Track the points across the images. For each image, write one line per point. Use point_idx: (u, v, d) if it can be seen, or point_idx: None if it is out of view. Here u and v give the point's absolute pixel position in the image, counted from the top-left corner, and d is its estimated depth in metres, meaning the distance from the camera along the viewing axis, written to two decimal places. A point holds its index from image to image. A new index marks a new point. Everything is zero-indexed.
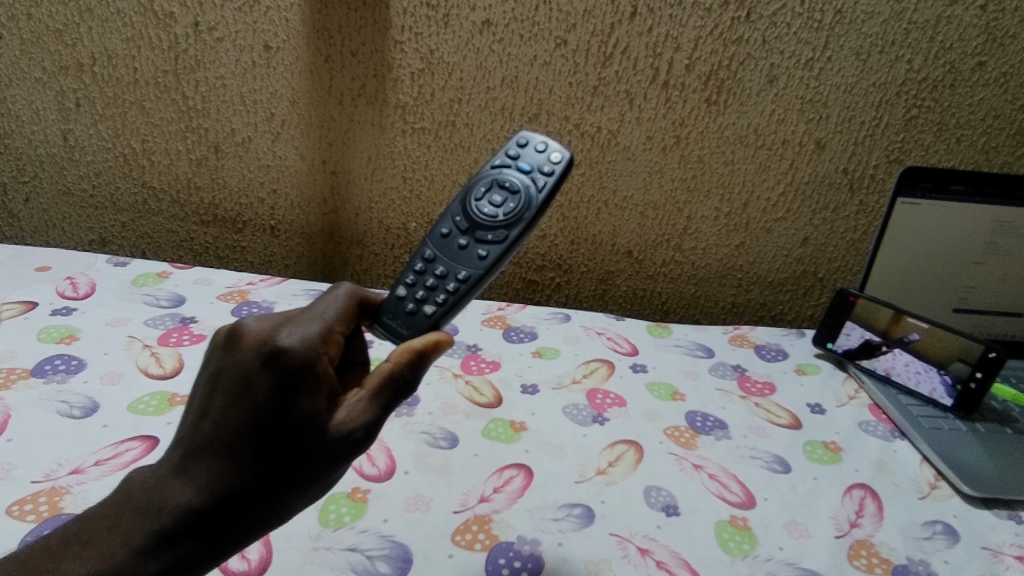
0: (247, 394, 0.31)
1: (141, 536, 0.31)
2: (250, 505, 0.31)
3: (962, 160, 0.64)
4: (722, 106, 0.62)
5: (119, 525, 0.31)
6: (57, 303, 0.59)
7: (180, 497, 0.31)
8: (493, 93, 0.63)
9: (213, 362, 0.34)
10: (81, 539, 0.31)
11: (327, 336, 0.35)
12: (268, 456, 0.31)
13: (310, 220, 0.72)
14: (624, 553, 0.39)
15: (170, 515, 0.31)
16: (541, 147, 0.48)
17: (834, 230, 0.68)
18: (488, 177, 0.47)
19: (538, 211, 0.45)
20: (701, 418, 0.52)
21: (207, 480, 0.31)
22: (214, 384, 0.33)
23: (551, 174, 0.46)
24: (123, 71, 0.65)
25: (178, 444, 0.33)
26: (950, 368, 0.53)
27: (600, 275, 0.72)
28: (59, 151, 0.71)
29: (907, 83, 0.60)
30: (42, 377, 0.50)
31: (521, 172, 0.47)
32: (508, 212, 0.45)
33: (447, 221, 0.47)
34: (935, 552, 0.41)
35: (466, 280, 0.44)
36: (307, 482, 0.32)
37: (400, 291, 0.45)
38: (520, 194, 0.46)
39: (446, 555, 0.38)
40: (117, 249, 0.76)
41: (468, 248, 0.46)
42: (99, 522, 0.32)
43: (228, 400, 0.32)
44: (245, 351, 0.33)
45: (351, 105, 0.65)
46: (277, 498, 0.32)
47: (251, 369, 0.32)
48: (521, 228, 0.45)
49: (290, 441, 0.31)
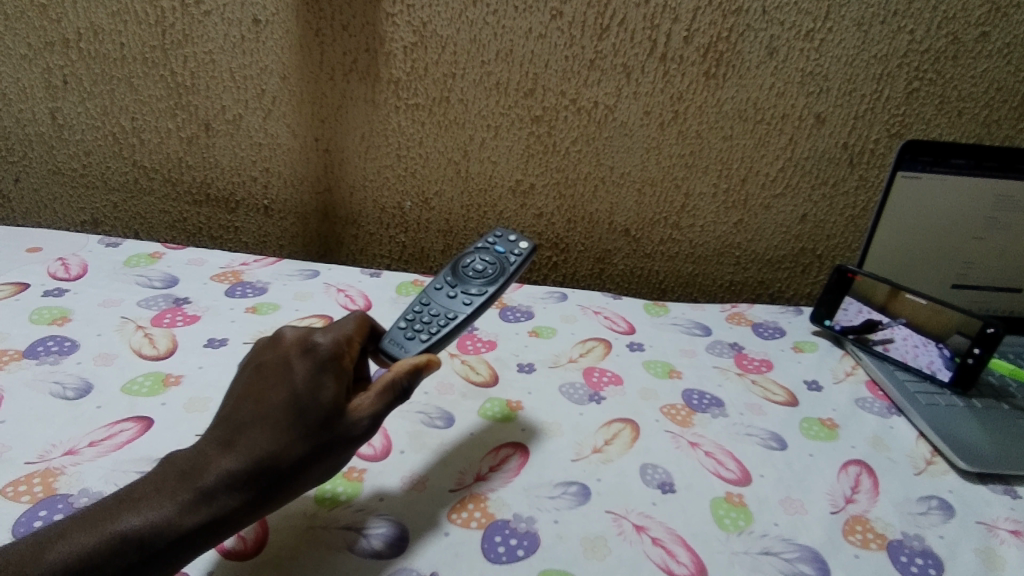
0: (285, 377, 0.36)
1: (186, 492, 0.32)
2: (272, 475, 0.33)
3: (963, 134, 0.63)
4: (720, 79, 0.61)
5: (167, 485, 0.32)
6: (49, 284, 0.59)
7: (223, 461, 0.33)
8: (488, 67, 0.62)
9: (256, 357, 0.39)
10: (132, 496, 0.32)
11: (350, 339, 0.40)
12: (296, 428, 0.34)
13: (304, 199, 0.71)
14: (620, 529, 0.39)
15: (215, 475, 0.32)
16: (515, 236, 0.55)
17: (834, 206, 0.67)
18: (471, 250, 0.54)
19: (514, 273, 0.51)
20: (698, 396, 0.52)
21: (248, 447, 0.33)
22: (256, 370, 0.37)
23: (524, 247, 0.53)
24: (110, 47, 0.64)
25: (219, 423, 0.35)
26: (948, 341, 0.53)
27: (598, 254, 0.72)
28: (47, 130, 0.69)
29: (908, 55, 0.59)
30: (35, 359, 0.49)
31: (500, 247, 0.54)
32: (488, 271, 0.51)
33: (438, 280, 0.52)
34: (930, 527, 0.41)
35: (455, 317, 0.47)
36: (322, 458, 0.34)
37: (397, 325, 0.47)
38: (500, 260, 0.52)
39: (441, 534, 0.38)
40: (109, 230, 0.76)
41: (455, 296, 0.50)
42: (148, 483, 0.32)
43: (269, 383, 0.36)
44: (286, 345, 0.38)
45: (343, 80, 0.64)
46: (294, 470, 0.33)
47: (291, 357, 0.37)
48: (500, 284, 0.51)
49: (321, 417, 0.34)
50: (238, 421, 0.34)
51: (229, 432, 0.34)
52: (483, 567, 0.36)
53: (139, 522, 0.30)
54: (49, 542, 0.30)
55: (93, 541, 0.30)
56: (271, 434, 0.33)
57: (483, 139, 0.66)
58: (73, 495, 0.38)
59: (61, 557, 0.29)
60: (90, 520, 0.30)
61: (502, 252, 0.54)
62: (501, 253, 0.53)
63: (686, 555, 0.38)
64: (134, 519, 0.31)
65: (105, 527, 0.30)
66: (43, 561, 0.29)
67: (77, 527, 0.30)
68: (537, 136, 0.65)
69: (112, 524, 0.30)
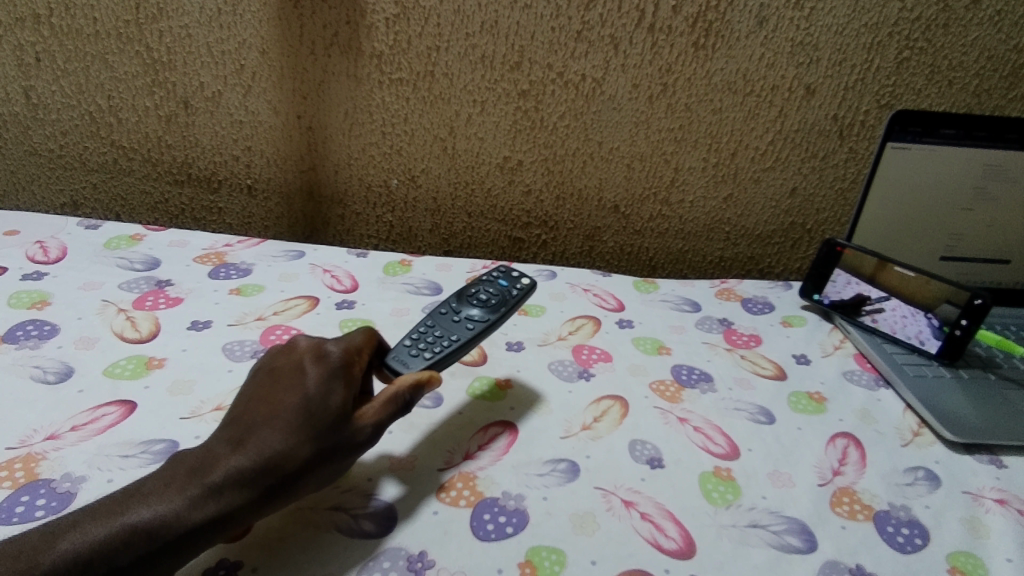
0: (298, 379, 0.37)
1: (195, 487, 0.31)
2: (278, 474, 0.33)
3: (953, 105, 0.62)
4: (710, 50, 0.60)
5: (176, 479, 0.32)
6: (28, 268, 0.58)
7: (231, 459, 0.33)
8: (473, 40, 0.60)
9: (268, 363, 0.39)
10: (141, 491, 0.31)
11: (360, 349, 0.41)
12: (306, 429, 0.34)
13: (288, 178, 0.70)
14: (608, 505, 0.39)
15: (223, 471, 0.32)
16: (519, 271, 0.56)
17: (823, 179, 0.67)
18: (476, 281, 0.54)
19: (516, 305, 0.52)
20: (687, 371, 0.52)
21: (259, 446, 0.33)
22: (269, 375, 0.38)
23: (528, 283, 0.54)
24: (83, 22, 0.62)
25: (229, 424, 0.35)
26: (938, 310, 0.53)
27: (587, 231, 0.71)
28: (21, 109, 0.68)
29: (899, 23, 0.58)
30: (14, 343, 0.48)
31: (505, 280, 0.54)
32: (493, 300, 0.52)
33: (444, 304, 0.51)
34: (916, 498, 0.42)
35: (457, 340, 0.47)
36: (325, 464, 0.35)
37: (402, 344, 0.46)
38: (504, 291, 0.53)
39: (430, 513, 0.38)
40: (89, 212, 0.74)
41: (458, 320, 0.49)
42: (157, 479, 0.32)
43: (282, 386, 0.36)
44: (300, 352, 0.39)
45: (324, 54, 0.62)
46: (300, 472, 0.33)
47: (305, 362, 0.38)
48: (504, 314, 0.51)
49: (330, 422, 0.35)
50: (248, 422, 0.35)
51: (241, 432, 0.34)
52: (470, 544, 0.36)
53: (150, 515, 0.30)
54: (49, 536, 0.29)
55: (94, 532, 0.29)
56: (281, 434, 0.34)
57: (469, 114, 0.65)
58: (55, 480, 0.38)
59: (71, 547, 0.29)
60: (102, 511, 0.30)
61: (507, 285, 0.54)
62: (506, 285, 0.54)
63: (675, 530, 0.38)
64: (144, 513, 0.30)
65: (116, 519, 0.30)
66: (54, 552, 0.28)
67: (89, 518, 0.30)
68: (524, 111, 0.64)
69: (122, 516, 0.30)
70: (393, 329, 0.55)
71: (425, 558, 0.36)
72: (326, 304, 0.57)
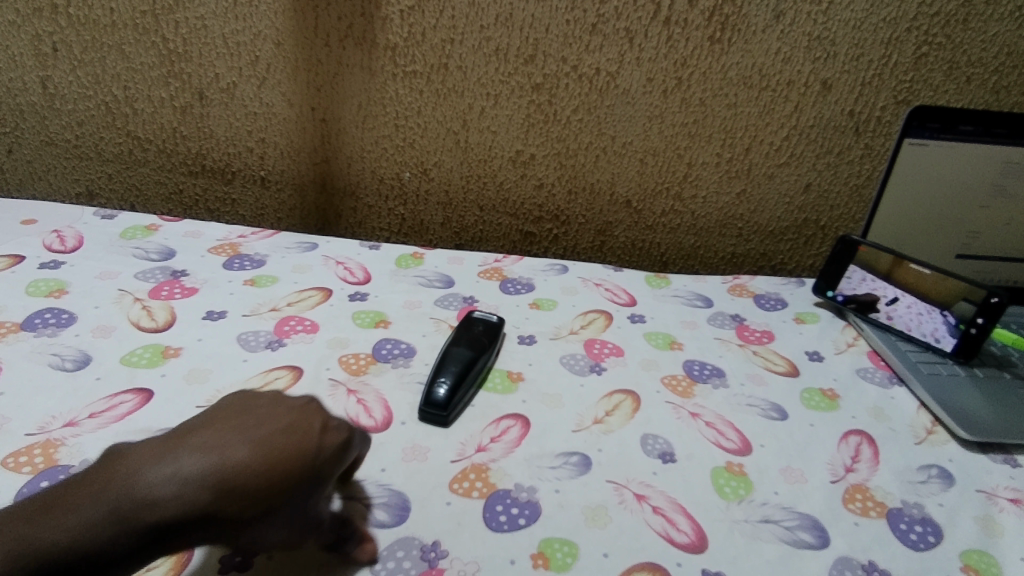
0: (305, 425, 0.34)
1: (127, 504, 0.29)
2: (225, 515, 0.30)
3: (971, 101, 0.62)
4: (726, 44, 0.59)
5: (107, 492, 0.30)
6: (45, 256, 0.58)
7: (179, 482, 0.30)
8: (487, 32, 0.60)
9: (262, 398, 0.36)
10: (63, 504, 0.29)
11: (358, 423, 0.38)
12: (279, 482, 0.31)
13: (302, 170, 0.70)
14: (620, 498, 0.39)
15: (164, 491, 0.30)
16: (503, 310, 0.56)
17: (838, 175, 0.66)
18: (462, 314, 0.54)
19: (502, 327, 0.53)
20: (699, 366, 0.52)
21: (218, 479, 0.30)
22: (261, 409, 0.35)
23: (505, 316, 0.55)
24: (100, 13, 0.62)
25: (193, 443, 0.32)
26: (954, 308, 0.52)
27: (599, 226, 0.71)
28: (39, 100, 0.68)
29: (918, 18, 0.58)
30: (32, 331, 0.49)
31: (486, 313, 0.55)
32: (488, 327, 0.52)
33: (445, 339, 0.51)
34: (930, 496, 0.42)
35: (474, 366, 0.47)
36: (281, 518, 0.32)
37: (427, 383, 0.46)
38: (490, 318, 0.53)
39: (443, 503, 0.38)
40: (104, 202, 0.75)
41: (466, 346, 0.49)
42: (86, 489, 0.30)
43: (272, 425, 0.34)
44: (300, 403, 0.36)
45: (338, 46, 0.62)
46: (248, 522, 0.31)
47: (304, 412, 0.35)
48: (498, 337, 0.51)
49: (302, 484, 0.32)
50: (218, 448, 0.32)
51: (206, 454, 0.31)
52: (484, 535, 0.37)
53: (66, 535, 0.28)
54: None
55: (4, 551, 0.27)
56: (248, 476, 0.31)
57: (482, 107, 0.64)
58: (74, 466, 0.38)
59: None
60: (13, 528, 0.28)
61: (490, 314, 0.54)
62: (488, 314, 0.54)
63: (687, 524, 0.38)
64: (59, 533, 0.28)
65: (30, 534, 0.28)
66: None
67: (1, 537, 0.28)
68: (537, 105, 0.64)
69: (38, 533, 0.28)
70: (405, 321, 0.55)
71: (438, 548, 0.36)
72: (339, 296, 0.57)
